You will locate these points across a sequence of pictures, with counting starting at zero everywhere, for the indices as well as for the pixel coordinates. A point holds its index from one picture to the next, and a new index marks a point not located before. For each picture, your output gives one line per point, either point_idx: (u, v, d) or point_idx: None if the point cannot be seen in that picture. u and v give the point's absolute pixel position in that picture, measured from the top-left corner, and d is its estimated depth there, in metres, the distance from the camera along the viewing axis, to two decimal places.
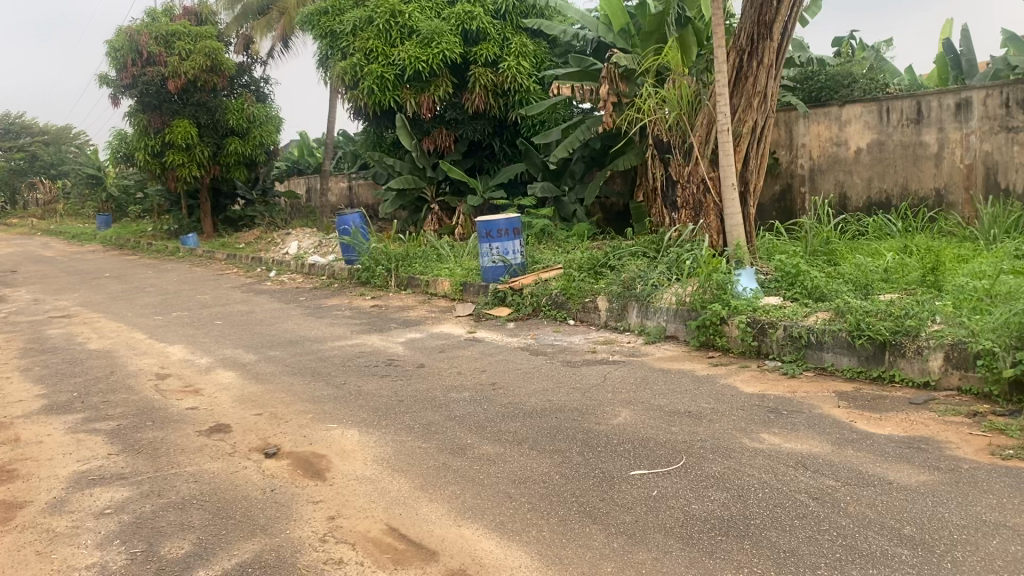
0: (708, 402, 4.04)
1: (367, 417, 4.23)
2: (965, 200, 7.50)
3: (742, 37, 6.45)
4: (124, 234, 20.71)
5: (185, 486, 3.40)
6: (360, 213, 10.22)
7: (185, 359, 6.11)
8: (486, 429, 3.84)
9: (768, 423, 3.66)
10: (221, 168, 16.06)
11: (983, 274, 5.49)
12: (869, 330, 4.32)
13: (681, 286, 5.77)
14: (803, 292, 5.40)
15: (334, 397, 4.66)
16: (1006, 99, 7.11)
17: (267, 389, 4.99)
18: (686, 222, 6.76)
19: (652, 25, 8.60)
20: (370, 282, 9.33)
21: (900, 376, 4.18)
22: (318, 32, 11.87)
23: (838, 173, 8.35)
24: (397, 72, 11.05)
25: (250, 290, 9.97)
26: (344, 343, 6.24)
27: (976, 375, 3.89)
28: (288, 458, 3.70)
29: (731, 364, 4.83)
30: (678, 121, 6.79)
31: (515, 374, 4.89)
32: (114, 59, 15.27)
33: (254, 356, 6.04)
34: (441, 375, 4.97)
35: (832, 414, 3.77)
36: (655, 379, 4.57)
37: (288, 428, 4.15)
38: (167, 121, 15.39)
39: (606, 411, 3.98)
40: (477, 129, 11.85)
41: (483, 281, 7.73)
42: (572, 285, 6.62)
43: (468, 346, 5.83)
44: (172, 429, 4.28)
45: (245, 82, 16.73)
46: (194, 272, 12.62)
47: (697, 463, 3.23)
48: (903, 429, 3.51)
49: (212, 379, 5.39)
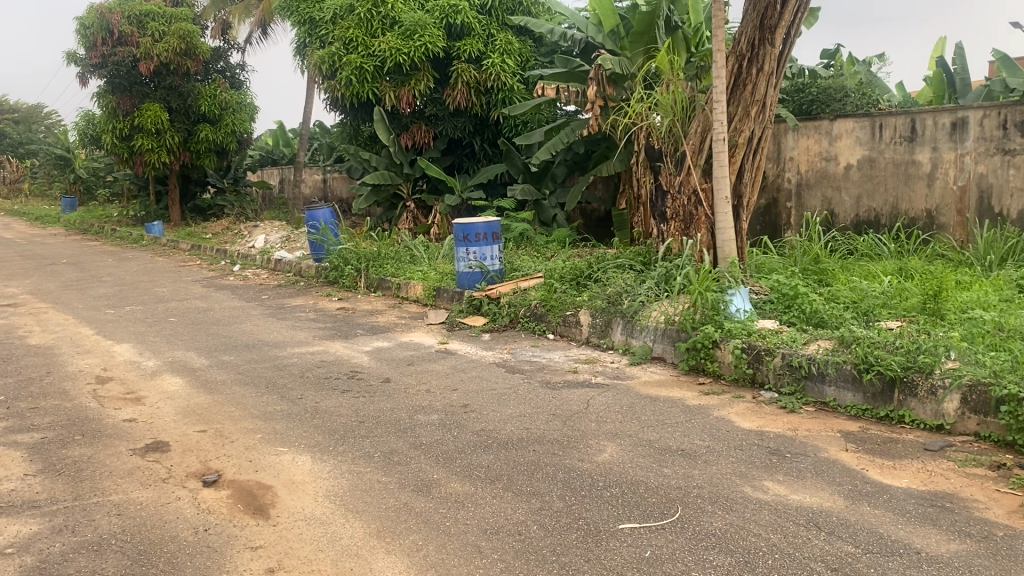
0: (702, 439, 3.64)
1: (322, 440, 3.80)
2: (957, 222, 7.20)
3: (742, 43, 6.07)
4: (90, 217, 20.03)
5: (104, 522, 2.94)
6: (330, 210, 9.72)
7: (131, 361, 5.61)
8: (455, 461, 3.43)
9: (771, 469, 3.27)
10: (191, 154, 15.40)
11: (989, 305, 5.16)
12: (877, 364, 3.95)
13: (671, 303, 5.38)
14: (800, 316, 5.03)
15: (288, 415, 4.22)
16: (1004, 120, 6.81)
17: (215, 401, 4.54)
18: (676, 235, 6.34)
19: (642, 25, 8.10)
20: (339, 282, 8.89)
21: (911, 417, 3.82)
22: (295, 18, 11.38)
23: (826, 189, 8.02)
24: (376, 63, 10.60)
25: (211, 284, 9.47)
26: (305, 350, 5.78)
27: (997, 421, 3.53)
28: (228, 489, 3.27)
29: (724, 393, 4.44)
30: (671, 128, 6.35)
31: (489, 395, 4.47)
32: (84, 37, 14.67)
33: (206, 360, 5.56)
34: (409, 393, 4.53)
35: (840, 459, 3.39)
36: (642, 407, 4.17)
37: (231, 450, 3.71)
38: (136, 103, 14.82)
39: (590, 445, 3.57)
40: (457, 126, 11.42)
41: (458, 287, 7.29)
42: (552, 296, 6.24)
43: (439, 359, 5.41)
44: (102, 445, 3.80)
45: (220, 68, 16.07)
46: (155, 262, 12.06)
47: (694, 516, 2.84)
48: (921, 481, 3.14)
49: (156, 386, 4.91)
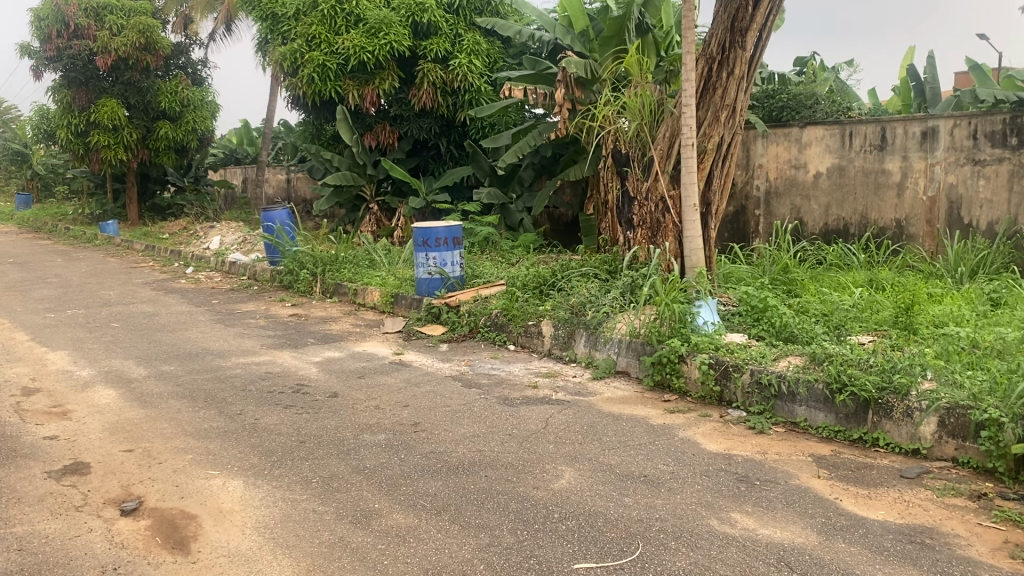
0: (665, 464, 3.40)
1: (256, 462, 3.51)
2: (926, 233, 7.06)
3: (713, 45, 5.87)
4: (43, 215, 19.41)
5: (1, 559, 2.64)
6: (287, 210, 9.36)
7: (64, 370, 5.26)
8: (399, 489, 3.15)
9: (739, 498, 3.04)
10: (149, 152, 14.90)
11: (962, 320, 4.98)
12: (852, 384, 3.74)
13: (637, 313, 5.15)
14: (770, 330, 4.81)
15: (225, 433, 3.92)
16: (974, 130, 6.68)
17: (147, 416, 4.23)
18: (642, 242, 6.10)
19: (612, 29, 7.93)
20: (293, 286, 8.56)
21: (886, 441, 3.62)
22: (258, 13, 10.99)
23: (795, 197, 7.86)
24: (340, 61, 10.30)
25: (161, 287, 9.09)
26: (250, 359, 5.48)
27: (976, 446, 3.34)
28: (148, 518, 2.97)
29: (690, 412, 4.21)
30: (638, 132, 6.13)
31: (443, 412, 4.20)
32: (39, 30, 14.24)
33: (144, 370, 5.24)
34: (356, 409, 4.25)
35: (813, 487, 3.17)
36: (604, 427, 3.93)
37: (157, 473, 3.41)
38: (93, 98, 14.36)
39: (547, 471, 3.32)
40: (422, 127, 11.15)
41: (417, 294, 7.01)
42: (514, 305, 6.00)
43: (392, 371, 5.12)
44: (14, 467, 3.48)
45: (182, 63, 15.56)
46: (106, 263, 11.61)
47: (657, 554, 2.59)
48: (899, 514, 2.92)
49: (85, 399, 4.57)
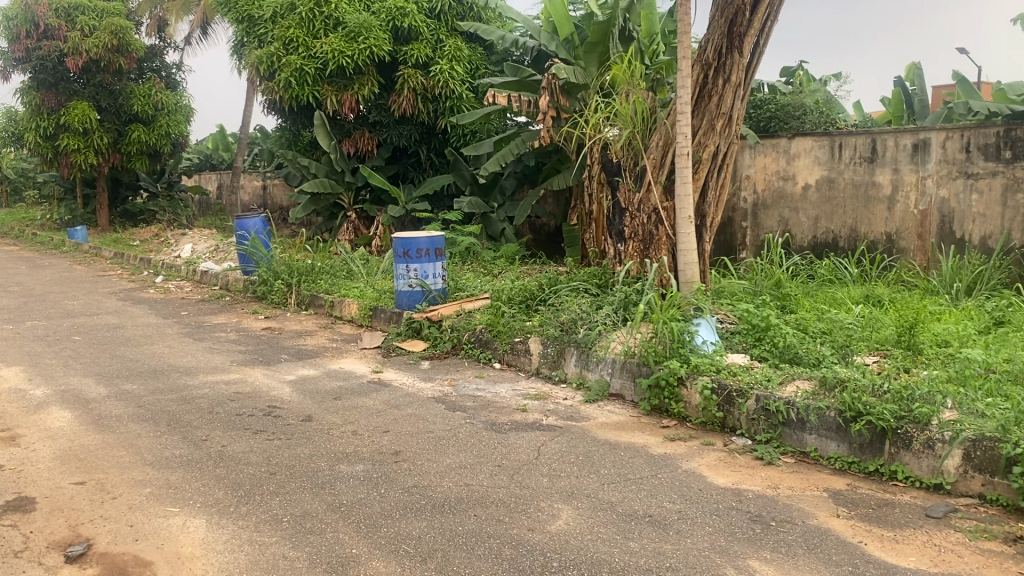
0: (671, 502, 3.12)
1: (221, 497, 3.19)
2: (917, 247, 6.85)
3: (708, 51, 5.61)
4: (11, 221, 18.81)
5: None
6: (262, 218, 9.04)
7: (16, 389, 4.88)
8: (378, 531, 2.84)
9: (756, 542, 2.77)
10: (121, 156, 14.44)
11: (969, 341, 4.75)
12: (867, 413, 3.48)
13: (630, 330, 4.87)
14: (772, 351, 4.54)
15: (188, 462, 3.59)
16: (966, 143, 6.49)
17: (103, 442, 3.88)
18: (633, 255, 5.81)
19: (597, 36, 7.71)
20: (267, 297, 8.22)
21: (906, 474, 3.36)
22: (233, 15, 10.66)
23: (784, 209, 7.63)
24: (318, 65, 9.96)
25: (129, 297, 8.69)
26: (219, 378, 5.13)
27: (1005, 483, 3.09)
28: (97, 566, 2.64)
29: (692, 440, 3.93)
30: (630, 140, 5.85)
31: (426, 439, 3.89)
32: (7, 29, 13.80)
33: (104, 389, 4.88)
34: (332, 436, 3.93)
35: (833, 529, 2.90)
36: (601, 457, 3.63)
37: (109, 511, 3.06)
38: (63, 101, 13.87)
39: (542, 509, 3.02)
40: (403, 133, 10.85)
41: (397, 307, 6.70)
42: (500, 321, 5.70)
43: (370, 392, 4.80)
44: None
45: (156, 67, 15.14)
46: (73, 271, 11.16)
47: None
48: (931, 561, 2.65)
49: (38, 423, 4.20)
